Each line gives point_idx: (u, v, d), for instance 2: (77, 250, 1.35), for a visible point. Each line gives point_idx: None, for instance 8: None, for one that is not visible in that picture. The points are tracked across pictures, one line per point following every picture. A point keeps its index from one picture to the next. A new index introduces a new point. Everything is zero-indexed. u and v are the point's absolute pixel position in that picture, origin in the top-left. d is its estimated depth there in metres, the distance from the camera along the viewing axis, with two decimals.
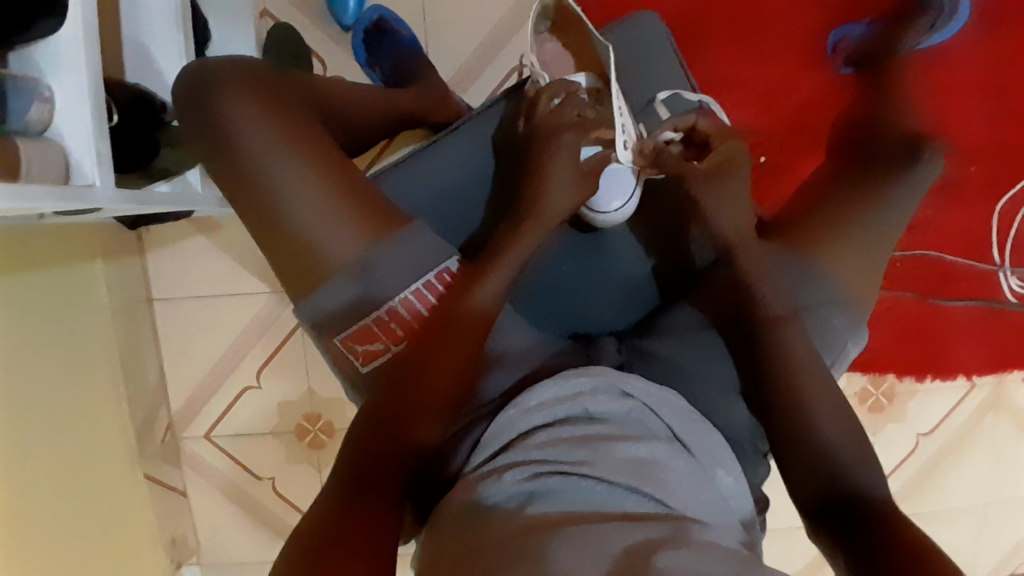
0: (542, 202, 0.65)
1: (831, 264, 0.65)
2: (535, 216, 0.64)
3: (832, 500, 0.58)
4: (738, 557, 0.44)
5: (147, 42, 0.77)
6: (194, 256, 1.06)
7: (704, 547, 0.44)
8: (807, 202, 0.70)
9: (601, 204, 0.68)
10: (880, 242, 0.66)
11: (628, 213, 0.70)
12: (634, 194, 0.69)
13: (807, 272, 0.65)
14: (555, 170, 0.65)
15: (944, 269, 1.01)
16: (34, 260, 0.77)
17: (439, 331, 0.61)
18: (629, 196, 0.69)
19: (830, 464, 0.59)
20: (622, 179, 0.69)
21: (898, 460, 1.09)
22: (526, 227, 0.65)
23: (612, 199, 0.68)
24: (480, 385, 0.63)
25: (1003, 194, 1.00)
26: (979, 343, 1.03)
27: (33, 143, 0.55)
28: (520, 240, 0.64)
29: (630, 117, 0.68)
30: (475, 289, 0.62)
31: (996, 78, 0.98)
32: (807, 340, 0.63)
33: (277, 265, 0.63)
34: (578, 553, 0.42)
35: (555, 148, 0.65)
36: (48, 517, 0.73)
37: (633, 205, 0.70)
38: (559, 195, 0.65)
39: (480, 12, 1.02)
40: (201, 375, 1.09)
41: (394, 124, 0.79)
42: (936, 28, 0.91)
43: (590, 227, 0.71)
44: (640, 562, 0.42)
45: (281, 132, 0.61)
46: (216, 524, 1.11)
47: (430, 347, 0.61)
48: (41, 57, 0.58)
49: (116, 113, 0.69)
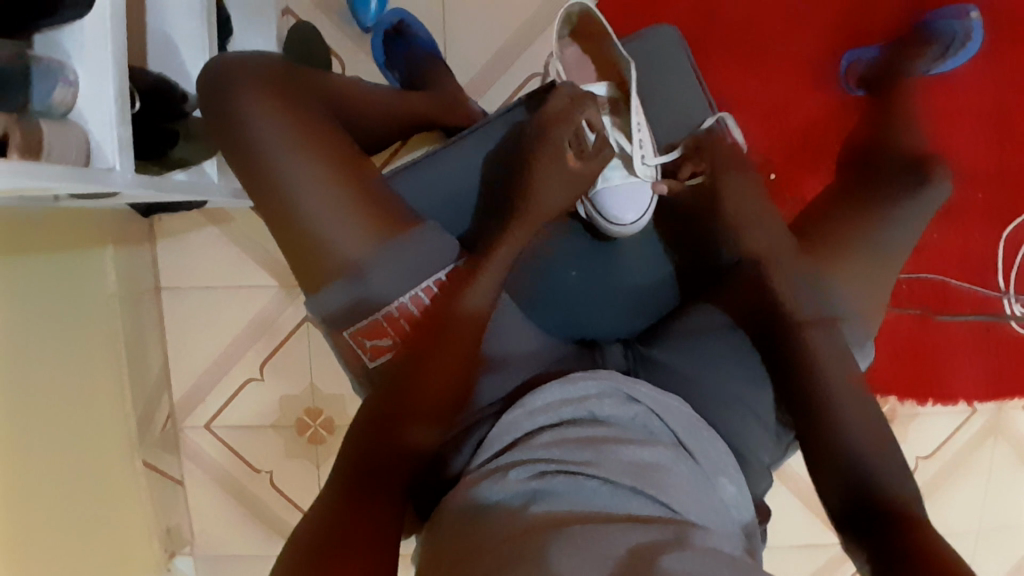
0: (538, 199, 0.66)
1: (846, 278, 0.66)
2: (530, 212, 0.66)
3: (847, 505, 0.58)
4: (740, 564, 0.44)
5: (169, 32, 0.77)
6: (203, 247, 1.07)
7: (706, 551, 0.44)
8: (823, 211, 0.72)
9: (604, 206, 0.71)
10: (892, 255, 0.67)
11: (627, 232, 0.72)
12: (647, 210, 0.72)
13: (816, 283, 0.66)
14: (553, 166, 0.66)
15: (947, 293, 1.02)
16: (46, 243, 0.78)
17: (440, 330, 0.61)
18: (643, 212, 0.71)
19: (839, 472, 0.59)
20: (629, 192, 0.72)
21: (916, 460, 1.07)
22: (521, 220, 0.66)
23: (619, 211, 0.71)
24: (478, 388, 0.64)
25: (1011, 221, 1.00)
26: (981, 368, 1.03)
27: (56, 125, 0.56)
28: (512, 236, 0.65)
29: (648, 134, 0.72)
30: (470, 287, 0.62)
31: (1008, 106, 0.99)
32: (824, 344, 0.63)
33: (289, 257, 0.64)
34: (582, 552, 0.42)
35: (547, 148, 0.66)
36: (44, 502, 0.73)
37: (646, 220, 0.72)
38: (554, 192, 0.66)
39: (498, 19, 1.03)
40: (204, 366, 1.09)
41: (410, 123, 0.80)
42: (947, 57, 0.94)
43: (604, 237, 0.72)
44: (644, 562, 0.42)
45: (299, 128, 0.62)
46: (211, 516, 1.11)
47: (433, 346, 0.60)
48: (67, 42, 0.59)
49: (138, 101, 0.69)
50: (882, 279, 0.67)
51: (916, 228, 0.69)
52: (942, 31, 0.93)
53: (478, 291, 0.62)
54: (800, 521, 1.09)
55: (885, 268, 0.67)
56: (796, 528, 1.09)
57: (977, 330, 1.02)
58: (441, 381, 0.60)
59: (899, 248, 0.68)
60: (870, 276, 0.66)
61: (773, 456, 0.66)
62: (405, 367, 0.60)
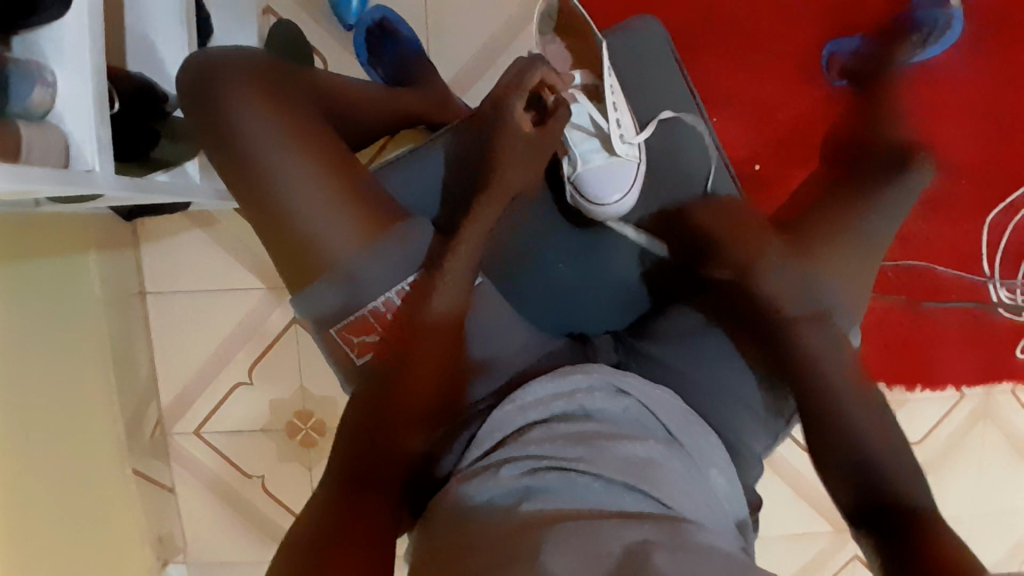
0: (503, 173, 0.66)
1: (834, 266, 0.66)
2: (495, 185, 0.66)
3: (858, 494, 0.58)
4: (735, 561, 0.44)
5: (149, 33, 0.76)
6: (188, 250, 1.06)
7: (700, 549, 0.44)
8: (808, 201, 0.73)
9: (581, 186, 0.70)
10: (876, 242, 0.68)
11: (608, 215, 0.71)
12: (631, 188, 0.70)
13: (813, 278, 0.66)
14: (514, 138, 0.66)
15: (933, 281, 1.03)
16: (27, 249, 0.77)
17: (417, 333, 0.59)
18: (627, 190, 0.70)
19: (845, 461, 0.59)
20: (613, 172, 0.70)
21: (918, 437, 1.08)
22: (488, 194, 0.65)
23: (598, 191, 0.69)
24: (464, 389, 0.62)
25: (995, 208, 1.01)
26: (968, 353, 1.04)
27: (35, 127, 0.55)
28: (482, 209, 0.65)
29: (625, 110, 0.71)
30: (436, 291, 0.60)
31: (992, 94, 1.00)
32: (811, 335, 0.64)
33: (275, 255, 0.63)
34: (576, 551, 0.42)
35: (509, 123, 0.66)
36: (34, 512, 0.72)
37: (631, 198, 0.71)
38: (518, 168, 0.67)
39: (483, 16, 1.02)
40: (192, 370, 1.08)
41: (395, 121, 0.79)
42: (929, 45, 0.95)
43: (587, 223, 0.72)
44: (638, 561, 0.42)
45: (282, 125, 0.61)
46: (203, 522, 1.10)
47: (415, 343, 0.59)
48: (44, 42, 0.58)
49: (117, 101, 0.68)
50: (868, 265, 0.67)
51: (899, 214, 0.70)
52: (924, 21, 0.94)
53: (449, 293, 0.60)
54: (795, 510, 1.09)
55: (871, 255, 0.68)
56: (789, 518, 1.09)
57: (963, 316, 1.03)
58: (429, 379, 0.59)
59: (883, 235, 0.69)
60: (858, 262, 0.67)
61: (764, 444, 0.66)
62: (391, 363, 0.59)
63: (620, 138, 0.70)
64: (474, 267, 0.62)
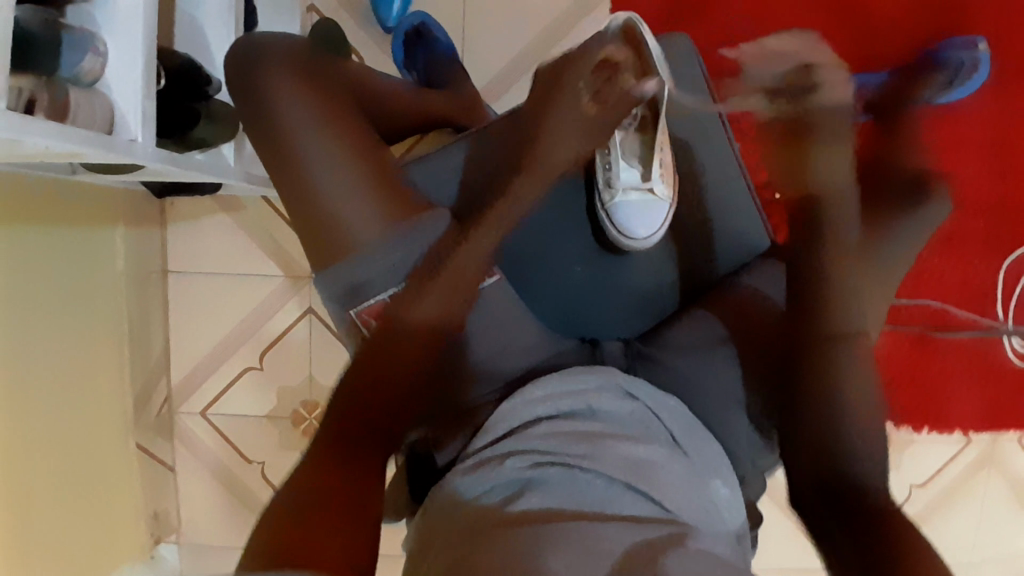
0: None
1: (869, 280, 0.66)
2: None
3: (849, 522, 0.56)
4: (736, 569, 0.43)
5: (199, 18, 0.80)
6: (212, 233, 1.08)
7: (693, 554, 0.43)
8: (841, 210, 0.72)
9: (615, 214, 0.75)
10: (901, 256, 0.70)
11: (639, 248, 0.75)
12: (662, 224, 0.75)
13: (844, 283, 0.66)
14: None
15: (947, 321, 1.03)
16: (60, 217, 0.79)
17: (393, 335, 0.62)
18: (657, 226, 0.75)
19: (827, 492, 0.59)
20: (643, 203, 0.75)
21: (946, 458, 1.06)
22: None
23: (630, 222, 0.74)
24: (466, 386, 0.63)
25: (1009, 255, 1.02)
26: (975, 396, 1.04)
27: (83, 93, 0.57)
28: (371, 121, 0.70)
29: (666, 153, 0.76)
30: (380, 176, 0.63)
31: (1012, 142, 1.01)
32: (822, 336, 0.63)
33: (302, 227, 0.65)
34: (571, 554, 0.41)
35: None
36: (39, 477, 0.73)
37: (659, 234, 0.75)
38: None
39: (521, 29, 1.05)
40: (205, 351, 1.10)
41: (427, 121, 0.82)
42: (953, 86, 0.97)
43: (616, 249, 0.75)
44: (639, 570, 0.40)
45: (324, 113, 0.64)
46: (201, 503, 1.10)
47: (389, 355, 0.62)
48: (99, 13, 0.60)
49: (163, 79, 0.71)
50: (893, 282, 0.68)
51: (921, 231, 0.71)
52: (948, 60, 0.96)
53: (449, 275, 0.62)
54: (792, 540, 1.08)
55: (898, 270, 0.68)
56: (786, 551, 1.08)
57: (973, 359, 1.04)
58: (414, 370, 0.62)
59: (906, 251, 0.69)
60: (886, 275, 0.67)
61: (769, 461, 0.67)
62: (379, 364, 0.61)
63: (658, 175, 0.76)
64: (490, 254, 0.66)
